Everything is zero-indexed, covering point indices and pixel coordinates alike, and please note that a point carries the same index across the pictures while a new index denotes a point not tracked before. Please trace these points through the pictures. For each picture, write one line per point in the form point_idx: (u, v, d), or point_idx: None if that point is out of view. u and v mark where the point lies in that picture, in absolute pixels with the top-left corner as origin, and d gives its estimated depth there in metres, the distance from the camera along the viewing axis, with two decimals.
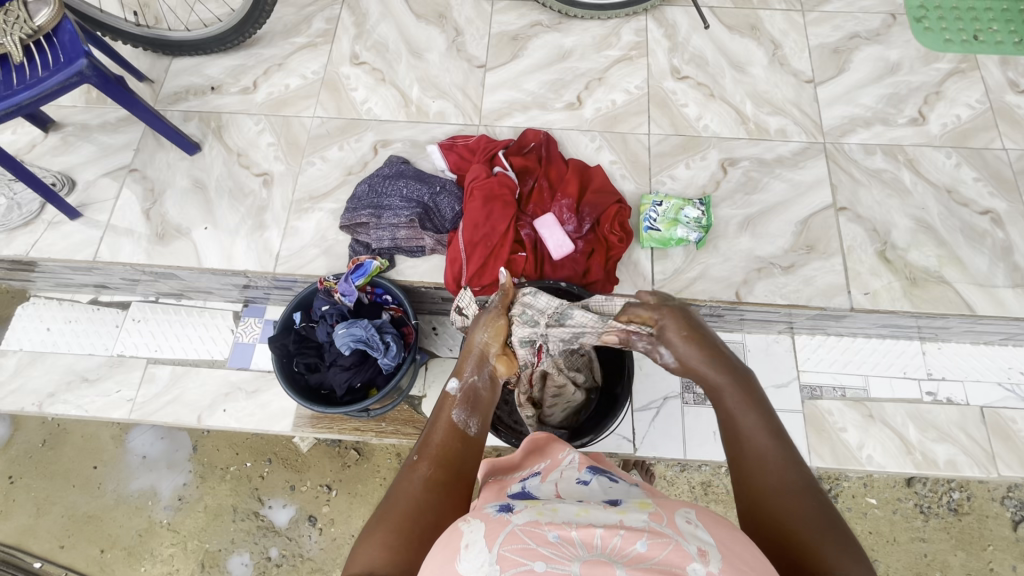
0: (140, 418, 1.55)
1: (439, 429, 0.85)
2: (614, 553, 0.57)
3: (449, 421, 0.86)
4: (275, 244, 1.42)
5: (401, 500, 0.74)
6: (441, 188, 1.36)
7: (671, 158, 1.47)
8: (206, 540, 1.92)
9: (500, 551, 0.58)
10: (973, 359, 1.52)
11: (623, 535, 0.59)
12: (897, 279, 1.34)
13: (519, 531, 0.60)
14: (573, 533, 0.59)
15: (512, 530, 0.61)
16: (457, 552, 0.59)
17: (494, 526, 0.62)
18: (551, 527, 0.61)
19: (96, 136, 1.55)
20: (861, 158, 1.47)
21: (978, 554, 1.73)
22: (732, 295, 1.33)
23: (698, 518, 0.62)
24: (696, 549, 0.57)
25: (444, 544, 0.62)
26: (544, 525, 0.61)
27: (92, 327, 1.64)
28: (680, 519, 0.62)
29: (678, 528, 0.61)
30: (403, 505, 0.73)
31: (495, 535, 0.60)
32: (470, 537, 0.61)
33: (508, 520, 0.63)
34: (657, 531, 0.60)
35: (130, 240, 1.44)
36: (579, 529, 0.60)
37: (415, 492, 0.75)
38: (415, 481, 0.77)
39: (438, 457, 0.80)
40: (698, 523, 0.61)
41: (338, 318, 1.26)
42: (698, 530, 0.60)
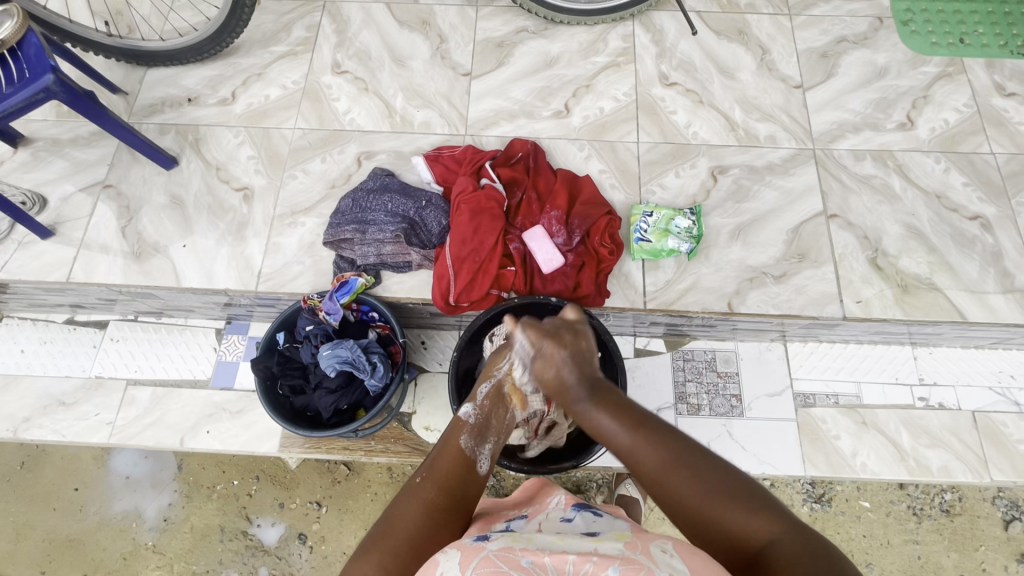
0: (120, 442, 1.50)
1: (446, 453, 0.84)
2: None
3: (458, 447, 0.86)
4: (257, 260, 1.38)
5: (399, 521, 0.73)
6: (427, 202, 1.33)
7: (661, 167, 1.45)
8: (192, 562, 1.88)
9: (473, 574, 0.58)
10: (964, 363, 1.52)
11: (595, 560, 0.60)
12: (889, 287, 1.33)
13: (493, 556, 0.61)
14: (545, 559, 0.61)
15: (487, 554, 0.62)
16: None
17: (468, 551, 0.63)
18: (524, 553, 0.62)
19: (68, 151, 1.50)
20: (851, 164, 1.46)
21: (970, 554, 1.74)
22: (725, 305, 1.32)
23: (674, 547, 0.63)
24: None
25: (422, 575, 0.63)
26: (518, 551, 0.62)
27: (69, 348, 1.58)
28: (654, 548, 0.62)
29: (653, 556, 0.61)
30: (399, 527, 0.72)
31: (470, 559, 0.61)
32: (446, 565, 0.61)
33: (483, 545, 0.64)
34: (630, 558, 0.60)
35: (105, 259, 1.39)
36: (552, 555, 0.61)
37: (416, 515, 0.74)
38: (415, 504, 0.75)
39: (440, 482, 0.79)
40: (673, 552, 0.62)
41: (323, 338, 1.22)
42: (672, 559, 0.60)
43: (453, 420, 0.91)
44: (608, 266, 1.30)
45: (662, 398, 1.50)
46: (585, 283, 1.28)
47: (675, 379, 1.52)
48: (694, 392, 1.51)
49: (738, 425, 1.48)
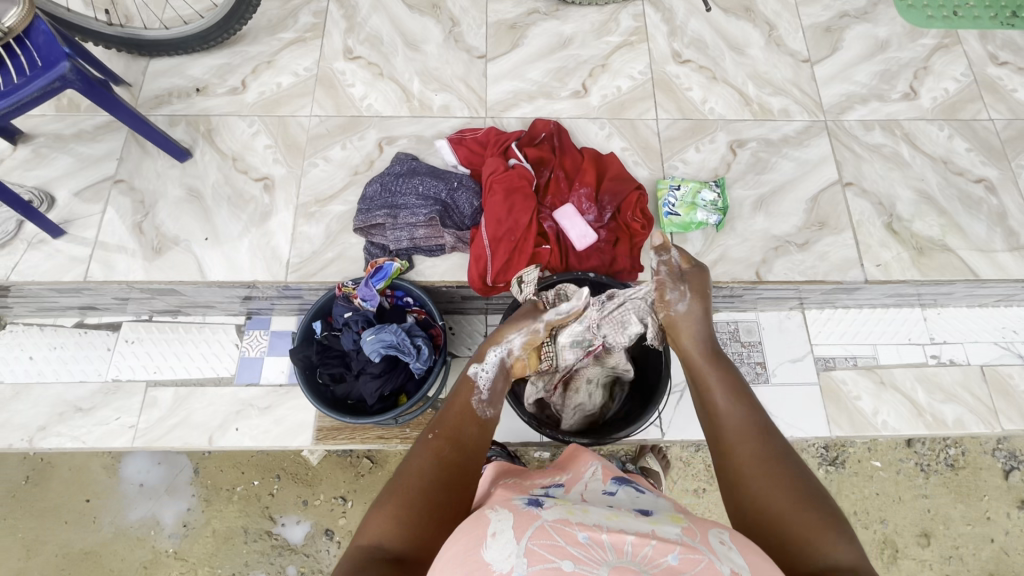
0: (145, 445, 1.46)
1: (455, 410, 0.87)
2: (643, 561, 0.57)
3: (463, 405, 0.88)
4: (284, 251, 1.35)
5: (412, 473, 0.75)
6: (458, 184, 1.31)
7: (681, 142, 1.48)
8: (217, 566, 1.84)
9: (527, 544, 0.58)
10: (970, 321, 1.60)
11: (654, 544, 0.59)
12: (905, 250, 1.39)
13: (548, 527, 0.62)
14: (603, 537, 0.60)
15: (542, 525, 0.62)
16: (483, 538, 0.60)
17: (523, 518, 0.63)
18: (582, 529, 0.62)
19: (72, 146, 1.44)
20: (861, 134, 1.51)
21: (976, 504, 1.83)
22: (753, 274, 1.35)
23: (730, 538, 0.62)
24: (728, 569, 0.57)
25: (468, 531, 0.62)
26: (575, 526, 0.62)
27: (81, 352, 1.53)
28: (714, 539, 0.62)
29: (712, 547, 0.61)
30: (412, 478, 0.74)
31: (524, 527, 0.61)
32: (497, 525, 0.62)
33: (538, 515, 0.65)
34: (690, 546, 0.60)
35: (122, 256, 1.34)
36: (609, 533, 0.61)
37: (426, 467, 0.76)
38: (427, 456, 0.77)
39: (448, 435, 0.81)
40: (731, 544, 0.61)
41: (364, 324, 1.20)
42: (730, 551, 0.60)
43: (462, 377, 0.95)
44: (641, 240, 1.32)
45: None
46: (620, 257, 1.30)
47: None
48: None
49: (764, 392, 1.53)
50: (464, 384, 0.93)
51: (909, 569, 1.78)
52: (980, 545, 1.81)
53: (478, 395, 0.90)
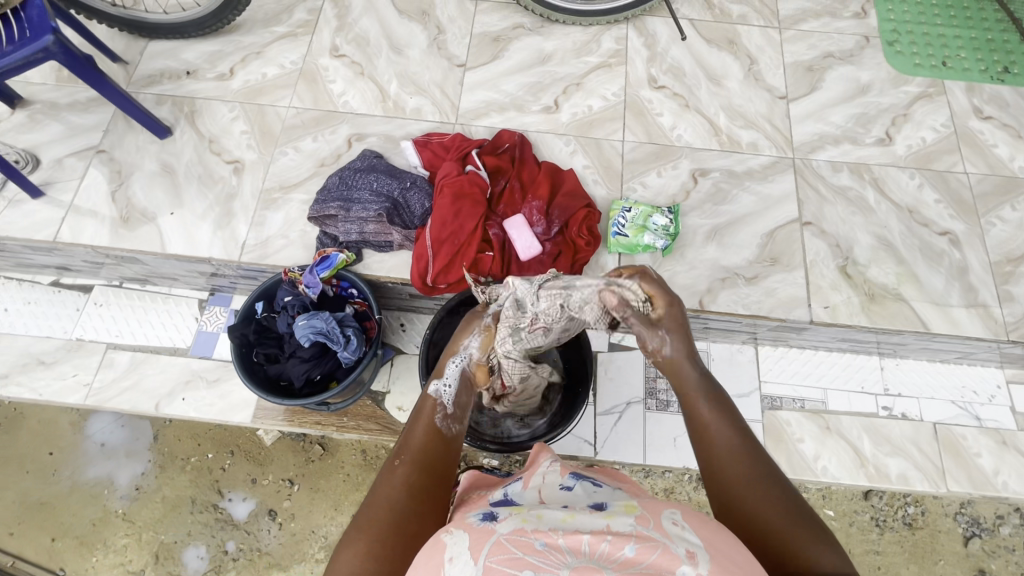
0: (96, 404, 1.52)
1: (424, 430, 0.86)
2: (600, 557, 0.58)
3: (430, 424, 0.87)
4: (242, 232, 1.40)
5: (379, 503, 0.75)
6: (411, 184, 1.35)
7: (643, 166, 1.49)
8: (161, 532, 1.89)
9: (485, 562, 0.59)
10: (929, 376, 1.56)
11: (610, 539, 0.60)
12: (856, 294, 1.37)
13: (504, 541, 0.62)
14: (559, 540, 0.60)
15: (498, 539, 0.62)
16: (442, 566, 0.60)
17: (479, 538, 0.63)
18: (537, 535, 0.62)
19: (64, 115, 1.53)
20: (828, 175, 1.49)
21: (929, 568, 1.77)
22: (696, 303, 1.35)
23: (683, 518, 0.64)
24: (684, 551, 0.59)
25: (429, 557, 0.63)
26: (530, 534, 0.62)
27: (52, 309, 1.60)
28: (667, 522, 0.63)
29: (665, 531, 0.62)
30: (383, 513, 0.73)
31: (481, 547, 0.61)
32: (454, 550, 0.62)
33: (493, 529, 0.65)
34: (644, 535, 0.61)
35: (93, 222, 1.42)
36: (566, 535, 0.61)
37: (396, 498, 0.75)
38: (397, 483, 0.77)
39: (415, 461, 0.81)
40: (682, 523, 0.63)
41: (300, 309, 1.25)
42: (683, 532, 0.62)
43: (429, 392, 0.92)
44: (585, 257, 1.32)
45: (632, 392, 1.53)
46: (561, 272, 1.31)
47: (646, 375, 1.55)
48: (664, 388, 1.54)
49: None
50: (425, 402, 0.90)
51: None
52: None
53: (438, 410, 0.88)
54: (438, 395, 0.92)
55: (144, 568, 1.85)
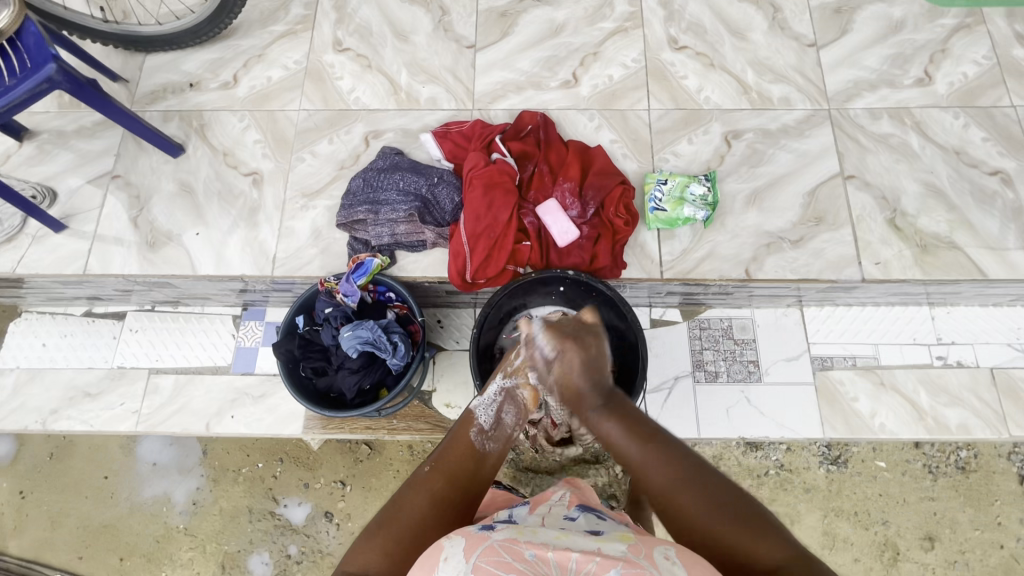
0: (147, 429, 1.53)
1: (456, 445, 0.86)
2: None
3: (466, 442, 0.87)
4: (271, 245, 1.37)
5: (405, 506, 0.76)
6: (438, 179, 1.31)
7: (673, 134, 1.43)
8: (224, 542, 1.93)
9: (475, 562, 0.59)
10: (982, 321, 1.52)
11: (598, 561, 0.60)
12: (908, 247, 1.32)
13: (496, 546, 0.62)
14: (549, 554, 0.61)
15: (491, 544, 0.62)
16: (435, 563, 0.59)
17: (473, 540, 0.63)
18: (528, 547, 0.62)
19: (73, 143, 1.49)
20: (867, 123, 1.43)
21: (986, 509, 1.77)
22: (742, 272, 1.31)
23: (676, 553, 0.63)
24: None
25: (422, 559, 0.62)
26: (522, 545, 0.63)
27: (90, 340, 1.60)
28: (658, 554, 0.62)
29: (655, 561, 0.61)
30: (407, 514, 0.74)
31: (474, 548, 0.61)
32: (450, 550, 0.61)
33: (488, 536, 0.65)
34: (633, 561, 0.60)
35: (120, 250, 1.39)
36: (557, 551, 0.61)
37: (422, 505, 0.76)
38: (424, 493, 0.78)
39: (445, 473, 0.81)
40: (675, 559, 0.61)
41: (343, 319, 1.23)
42: (675, 565, 0.60)
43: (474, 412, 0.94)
44: (624, 237, 1.28)
45: (679, 366, 1.51)
46: (602, 254, 1.27)
47: (692, 348, 1.53)
48: (711, 359, 1.52)
49: (756, 390, 1.50)
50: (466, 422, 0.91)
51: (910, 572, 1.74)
52: (988, 551, 1.75)
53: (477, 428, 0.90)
54: (476, 412, 0.94)
55: None
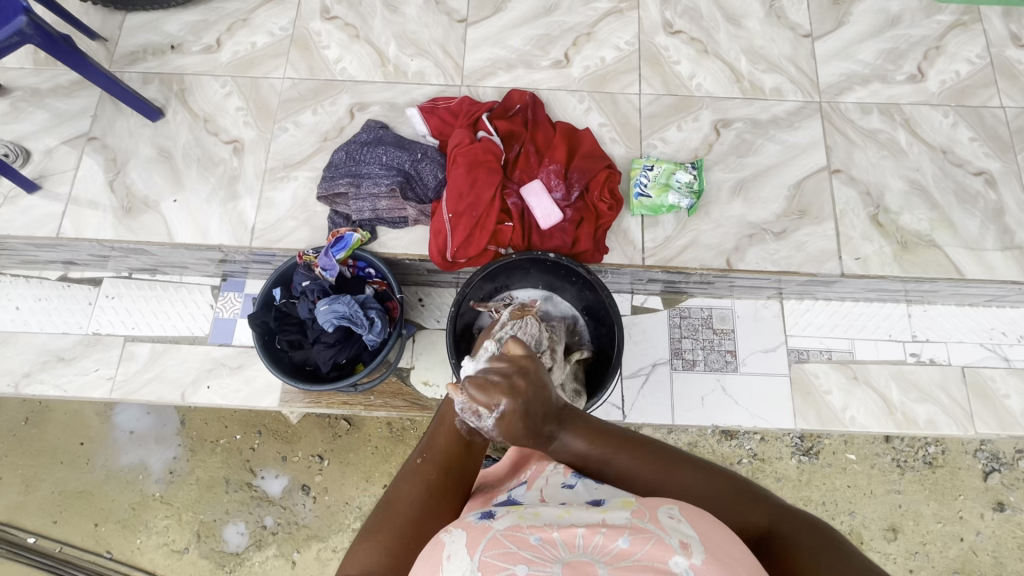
0: (122, 396, 1.52)
1: (443, 434, 0.87)
2: (595, 551, 0.59)
3: (452, 427, 0.87)
4: (250, 215, 1.35)
5: (400, 503, 0.76)
6: (422, 155, 1.29)
7: (663, 120, 1.41)
8: (200, 512, 1.94)
9: (481, 557, 0.60)
10: (958, 321, 1.54)
11: (604, 532, 0.62)
12: (888, 244, 1.33)
13: (500, 536, 0.63)
14: (553, 535, 0.62)
15: (494, 534, 0.63)
16: (439, 564, 0.61)
17: (476, 533, 0.64)
18: (533, 531, 0.63)
19: (48, 102, 1.44)
20: (857, 118, 1.42)
21: (949, 503, 1.81)
22: (723, 262, 1.31)
23: (680, 513, 0.65)
24: (677, 542, 0.60)
25: (425, 560, 0.63)
26: (526, 529, 0.64)
27: (64, 305, 1.58)
28: (664, 515, 0.64)
29: (661, 523, 0.63)
30: (402, 511, 0.75)
31: (478, 542, 0.62)
32: (452, 547, 0.63)
33: (490, 525, 0.65)
34: (638, 527, 0.62)
35: (95, 214, 1.36)
36: (561, 530, 0.62)
37: (416, 499, 0.77)
38: (416, 482, 0.79)
39: (437, 462, 0.83)
40: (681, 518, 0.64)
41: (320, 293, 1.21)
42: (680, 524, 0.63)
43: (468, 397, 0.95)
44: (608, 222, 1.28)
45: (657, 353, 1.52)
46: (584, 239, 1.26)
47: (670, 336, 1.54)
48: (689, 348, 1.53)
49: (732, 380, 1.51)
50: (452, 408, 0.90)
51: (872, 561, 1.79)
52: (948, 543, 1.80)
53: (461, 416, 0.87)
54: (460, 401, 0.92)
55: (187, 546, 1.91)
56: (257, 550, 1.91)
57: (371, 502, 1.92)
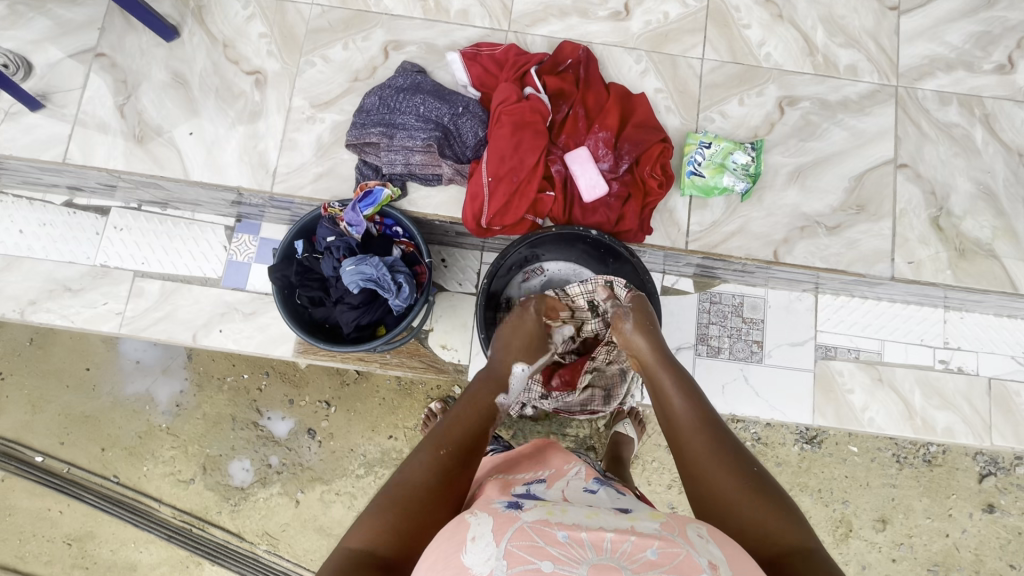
0: (131, 333, 1.47)
1: (460, 420, 0.86)
2: (622, 557, 0.55)
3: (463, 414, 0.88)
4: (272, 158, 1.25)
5: (411, 480, 0.76)
6: (463, 109, 1.18)
7: (724, 91, 1.30)
8: (206, 446, 1.95)
9: (507, 547, 0.57)
10: (993, 330, 1.50)
11: (634, 538, 0.58)
12: (945, 249, 1.26)
13: (527, 529, 0.60)
14: (582, 534, 0.58)
15: (522, 526, 0.60)
16: (464, 544, 0.59)
17: (501, 522, 0.61)
18: (561, 527, 0.60)
19: (50, 7, 1.30)
20: (934, 108, 1.31)
21: (942, 501, 1.85)
22: (770, 254, 1.24)
23: (708, 533, 0.61)
24: (707, 562, 0.56)
25: (445, 540, 0.61)
26: (554, 525, 0.60)
27: (70, 232, 1.50)
28: (691, 532, 0.60)
29: (689, 538, 0.59)
30: (413, 491, 0.74)
31: (504, 532, 0.59)
32: (477, 530, 0.60)
33: (517, 516, 0.63)
34: (669, 538, 0.58)
35: (104, 140, 1.26)
36: (590, 530, 0.59)
37: (426, 479, 0.76)
38: (430, 468, 0.77)
39: (452, 445, 0.81)
40: (708, 539, 0.60)
41: (346, 252, 1.14)
42: (708, 544, 0.59)
43: (483, 379, 0.97)
44: (655, 200, 1.19)
45: (682, 337, 1.48)
46: (629, 216, 1.18)
47: (698, 320, 1.50)
48: (715, 335, 1.49)
49: (755, 370, 1.48)
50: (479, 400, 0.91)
51: (857, 548, 1.85)
52: (933, 538, 1.86)
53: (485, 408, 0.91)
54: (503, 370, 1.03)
55: (193, 478, 1.94)
56: (262, 487, 1.94)
57: (376, 452, 1.94)
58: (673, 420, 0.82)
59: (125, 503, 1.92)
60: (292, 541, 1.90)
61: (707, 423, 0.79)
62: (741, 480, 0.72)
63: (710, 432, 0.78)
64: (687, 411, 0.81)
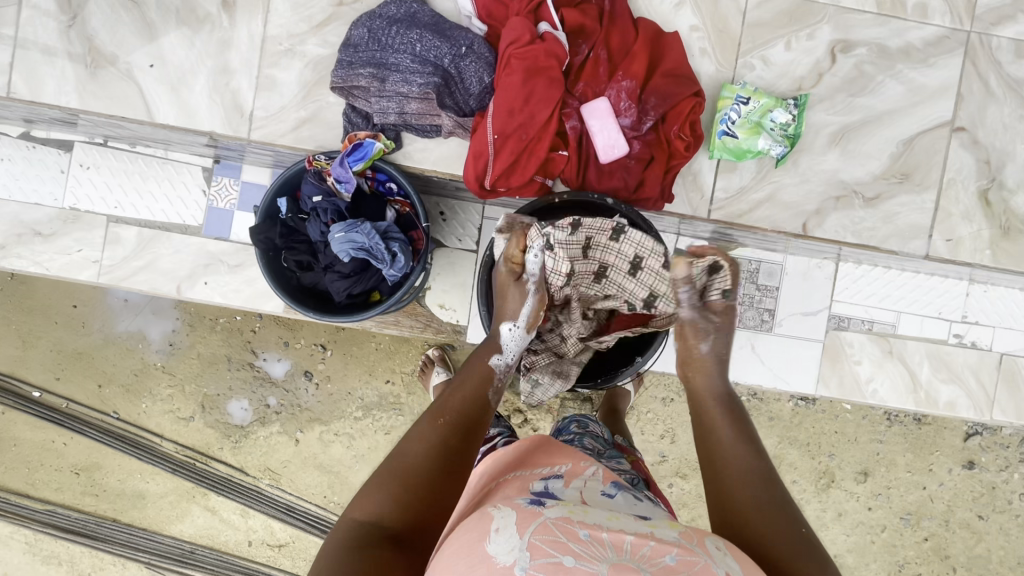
0: (111, 283, 1.39)
1: (458, 394, 0.83)
2: (642, 560, 0.53)
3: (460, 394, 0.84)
4: (246, 99, 1.09)
5: (412, 461, 0.73)
6: (467, 50, 1.00)
7: (770, 32, 1.11)
8: (203, 385, 1.95)
9: (529, 539, 0.54)
10: (1014, 305, 1.44)
11: (655, 544, 0.55)
12: (989, 227, 1.16)
13: (550, 523, 0.56)
14: (604, 535, 0.55)
15: (544, 521, 0.57)
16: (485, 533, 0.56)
17: (524, 515, 0.58)
18: (583, 525, 0.57)
19: None
20: (1006, 60, 1.14)
21: (924, 456, 1.90)
22: (799, 226, 1.14)
23: (726, 546, 0.59)
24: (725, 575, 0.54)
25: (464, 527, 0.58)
26: (576, 522, 0.57)
27: (33, 170, 1.37)
28: (710, 543, 0.58)
29: (708, 549, 0.57)
30: (415, 470, 0.72)
31: (526, 522, 0.56)
32: (499, 520, 0.57)
33: (539, 510, 0.59)
34: (689, 548, 0.56)
35: (51, 71, 1.09)
36: (611, 531, 0.56)
37: (427, 458, 0.73)
38: (429, 442, 0.75)
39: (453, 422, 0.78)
40: (725, 551, 0.58)
41: (334, 214, 1.04)
42: (725, 557, 0.57)
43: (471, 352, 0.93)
44: (681, 164, 1.06)
45: None
46: (650, 183, 1.05)
47: None
48: None
49: (764, 340, 1.43)
50: (477, 365, 0.89)
51: (836, 498, 1.92)
52: (910, 488, 1.92)
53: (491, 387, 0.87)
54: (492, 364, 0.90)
55: (192, 415, 1.96)
56: (262, 425, 1.97)
57: (374, 396, 1.94)
58: (717, 449, 0.77)
59: (127, 439, 1.95)
60: (292, 476, 1.96)
61: (762, 460, 0.75)
62: (767, 513, 0.69)
63: (769, 479, 0.72)
64: (730, 437, 0.78)
